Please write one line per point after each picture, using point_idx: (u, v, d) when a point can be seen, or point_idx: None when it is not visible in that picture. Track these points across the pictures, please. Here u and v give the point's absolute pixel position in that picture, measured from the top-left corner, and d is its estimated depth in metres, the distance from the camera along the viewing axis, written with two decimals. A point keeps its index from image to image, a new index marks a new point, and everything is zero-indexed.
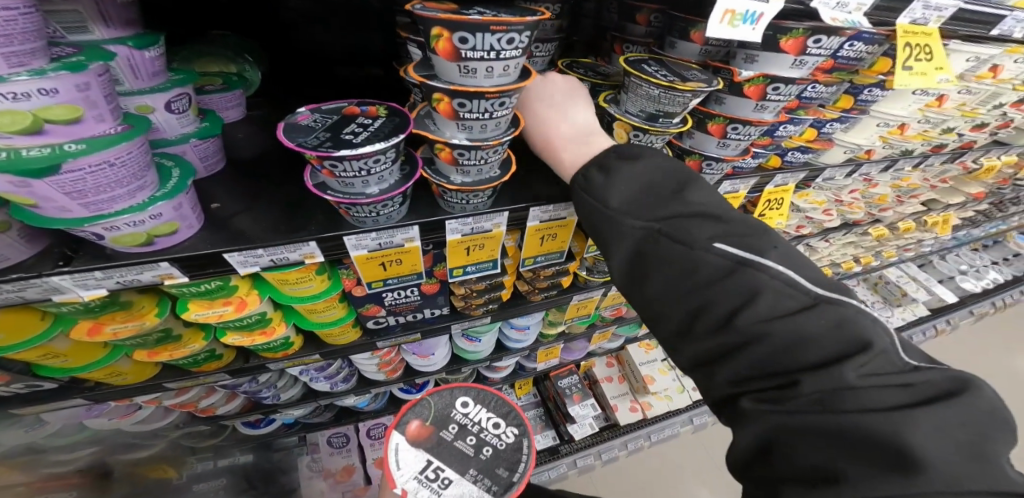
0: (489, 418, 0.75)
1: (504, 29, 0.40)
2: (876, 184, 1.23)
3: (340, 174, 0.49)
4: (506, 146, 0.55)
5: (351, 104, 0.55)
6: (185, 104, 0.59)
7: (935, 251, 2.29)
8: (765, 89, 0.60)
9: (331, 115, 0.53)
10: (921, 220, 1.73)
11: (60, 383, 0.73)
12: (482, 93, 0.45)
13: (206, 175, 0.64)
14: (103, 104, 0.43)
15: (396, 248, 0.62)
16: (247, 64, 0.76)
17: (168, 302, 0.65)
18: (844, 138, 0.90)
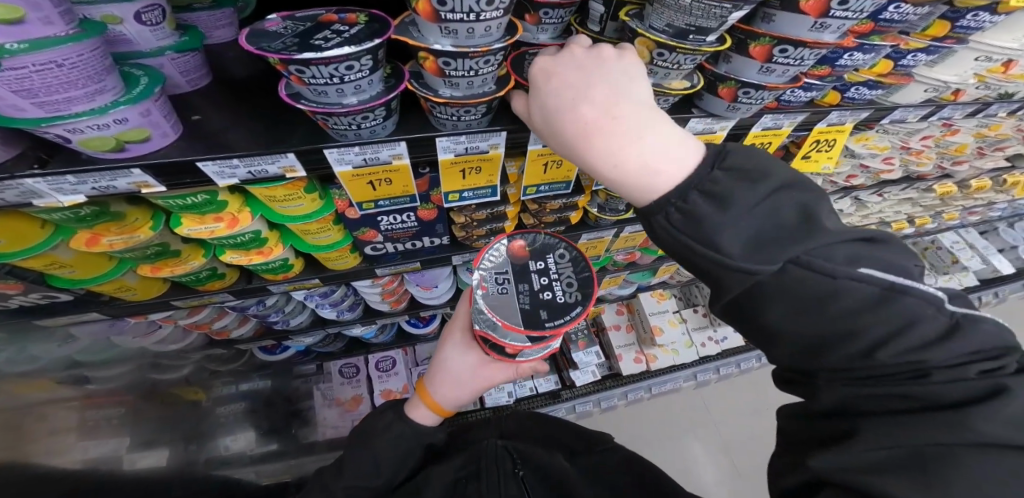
0: (568, 278, 0.70)
1: None
2: (958, 131, 1.03)
3: (311, 81, 0.43)
4: (500, 57, 0.47)
5: (329, 13, 0.47)
6: (159, 15, 0.51)
7: (1004, 215, 2.02)
8: (829, 3, 0.48)
9: (304, 22, 0.46)
10: (999, 179, 1.50)
11: (75, 295, 0.79)
12: None
13: (189, 90, 0.60)
14: (47, 4, 0.36)
15: (383, 165, 0.57)
16: None
17: (162, 216, 0.66)
18: (926, 74, 0.75)
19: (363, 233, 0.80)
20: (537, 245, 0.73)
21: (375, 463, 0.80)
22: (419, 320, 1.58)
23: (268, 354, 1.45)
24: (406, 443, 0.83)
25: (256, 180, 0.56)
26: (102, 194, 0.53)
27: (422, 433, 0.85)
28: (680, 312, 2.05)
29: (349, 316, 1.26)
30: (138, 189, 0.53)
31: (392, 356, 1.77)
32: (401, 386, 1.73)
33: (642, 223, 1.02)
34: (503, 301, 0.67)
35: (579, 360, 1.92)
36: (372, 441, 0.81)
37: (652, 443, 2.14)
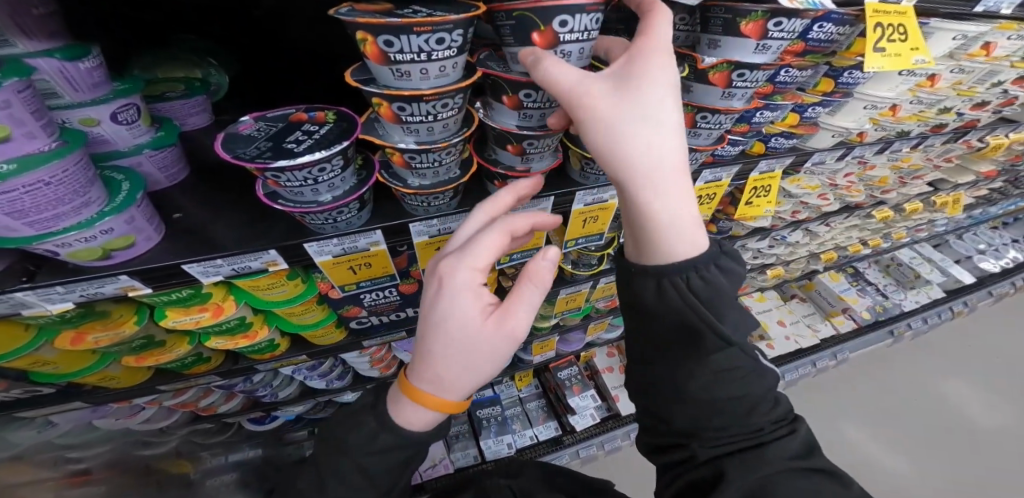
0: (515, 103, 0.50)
1: (430, 29, 0.36)
2: (872, 166, 1.16)
3: (285, 184, 0.47)
4: (460, 146, 0.53)
5: (298, 109, 0.51)
6: (135, 113, 0.55)
7: (949, 230, 2.18)
8: (554, 32, 0.43)
9: (276, 122, 0.49)
10: (929, 201, 1.64)
11: (57, 388, 0.78)
12: (420, 96, 0.42)
13: (168, 184, 0.63)
14: (31, 121, 0.40)
15: (363, 252, 0.62)
16: (213, 68, 0.73)
17: (147, 309, 0.68)
18: (830, 122, 0.85)
19: (347, 309, 0.83)
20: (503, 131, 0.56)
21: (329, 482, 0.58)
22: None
23: (257, 424, 1.35)
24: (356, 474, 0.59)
25: (239, 275, 0.59)
26: (89, 299, 0.55)
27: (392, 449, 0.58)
28: None
29: (338, 385, 1.25)
30: (125, 292, 0.55)
31: None
32: None
33: (614, 272, 1.08)
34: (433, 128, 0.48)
35: (576, 404, 1.92)
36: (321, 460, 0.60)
37: None
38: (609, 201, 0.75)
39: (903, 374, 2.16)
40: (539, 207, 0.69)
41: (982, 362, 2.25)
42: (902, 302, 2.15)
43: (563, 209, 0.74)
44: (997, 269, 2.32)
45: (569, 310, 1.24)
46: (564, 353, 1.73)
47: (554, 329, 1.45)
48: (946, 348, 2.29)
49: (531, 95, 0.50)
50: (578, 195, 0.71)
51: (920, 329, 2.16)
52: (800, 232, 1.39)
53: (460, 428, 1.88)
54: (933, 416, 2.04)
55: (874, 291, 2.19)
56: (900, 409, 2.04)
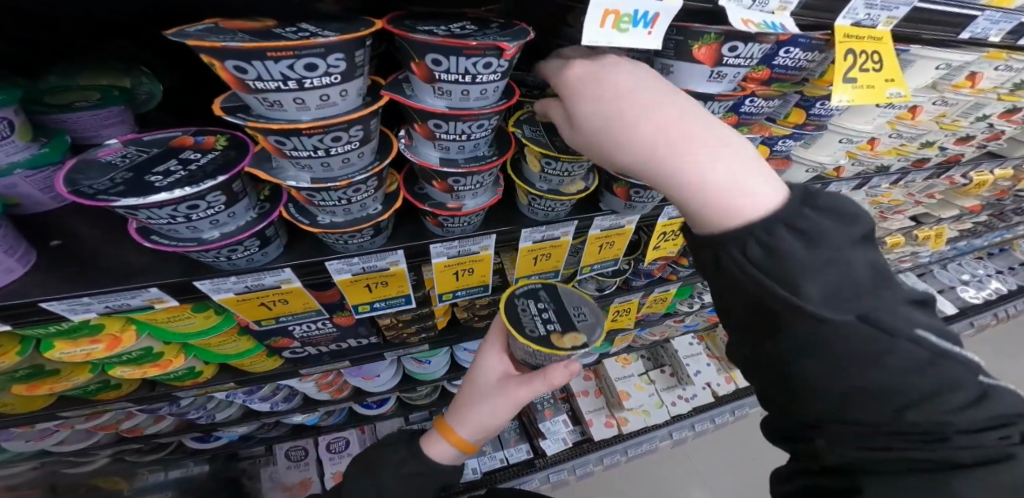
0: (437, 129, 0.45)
1: (292, 54, 0.30)
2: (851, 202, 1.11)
3: (151, 222, 0.41)
4: (371, 182, 0.46)
5: (183, 134, 0.46)
6: (7, 127, 0.48)
7: (931, 261, 2.17)
8: (428, 68, 0.39)
9: (150, 147, 0.44)
10: (912, 234, 1.62)
11: None
12: (296, 129, 0.35)
13: (54, 205, 0.57)
14: None
15: (272, 289, 0.55)
16: (143, 76, 0.65)
17: (35, 339, 0.61)
18: (803, 155, 0.82)
19: (276, 340, 0.75)
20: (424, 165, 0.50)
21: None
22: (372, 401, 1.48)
23: (200, 442, 1.23)
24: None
25: (116, 312, 0.51)
26: None
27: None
28: (647, 374, 2.03)
29: (284, 407, 1.15)
30: None
31: (346, 436, 1.64)
32: None
33: None
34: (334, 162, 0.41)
35: (546, 429, 1.83)
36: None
37: None
38: (562, 238, 0.69)
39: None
40: (481, 244, 0.63)
41: None
42: None
43: (510, 244, 0.68)
44: (979, 300, 2.30)
45: None
46: None
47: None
48: None
49: (442, 125, 0.44)
50: (526, 231, 0.64)
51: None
52: None
53: None
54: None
55: None
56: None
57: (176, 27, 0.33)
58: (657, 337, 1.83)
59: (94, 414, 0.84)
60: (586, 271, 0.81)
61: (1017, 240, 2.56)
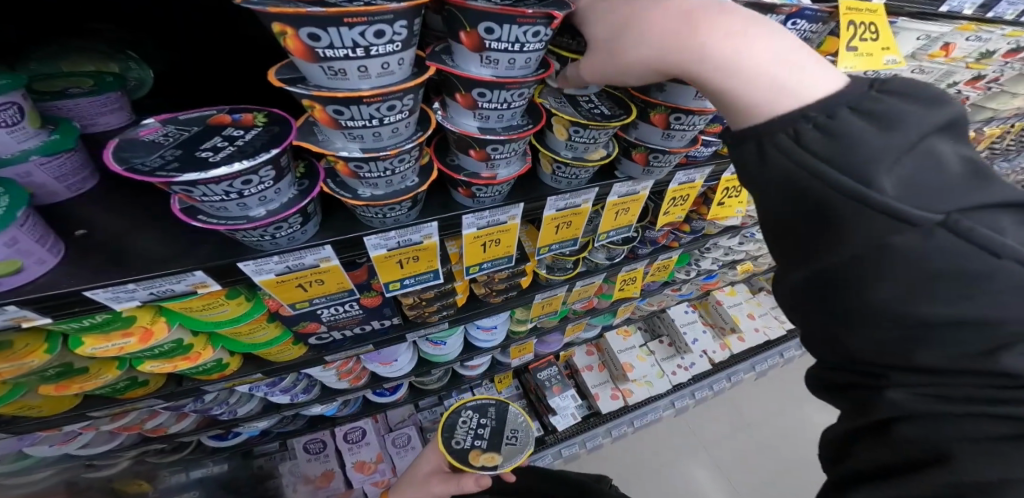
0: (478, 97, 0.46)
1: (365, 20, 0.31)
2: None
3: (202, 199, 0.41)
4: (414, 153, 0.47)
5: (219, 113, 0.45)
6: (17, 113, 0.47)
7: None
8: (480, 37, 0.40)
9: (190, 126, 0.43)
10: None
11: None
12: (359, 97, 0.36)
13: (69, 195, 0.55)
14: None
15: (310, 269, 0.56)
16: (131, 61, 0.64)
17: (60, 336, 0.61)
18: None
19: (303, 325, 0.76)
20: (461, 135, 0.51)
21: None
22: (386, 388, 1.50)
23: (218, 440, 1.21)
24: None
25: (159, 298, 0.51)
26: None
27: None
28: (647, 345, 2.10)
29: (304, 399, 1.16)
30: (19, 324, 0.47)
31: (362, 427, 1.69)
32: (375, 456, 1.64)
33: (590, 275, 1.05)
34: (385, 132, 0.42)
35: (557, 405, 1.87)
36: None
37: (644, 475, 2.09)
38: (583, 205, 0.71)
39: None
40: (509, 214, 0.64)
41: None
42: None
43: (534, 214, 0.69)
44: None
45: (546, 314, 1.21)
46: (542, 354, 1.70)
47: (531, 331, 1.42)
48: None
49: (486, 94, 0.45)
50: (551, 200, 0.66)
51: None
52: None
53: None
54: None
55: None
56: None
57: None
58: (655, 309, 1.89)
59: (119, 413, 0.83)
60: (603, 238, 0.83)
61: None
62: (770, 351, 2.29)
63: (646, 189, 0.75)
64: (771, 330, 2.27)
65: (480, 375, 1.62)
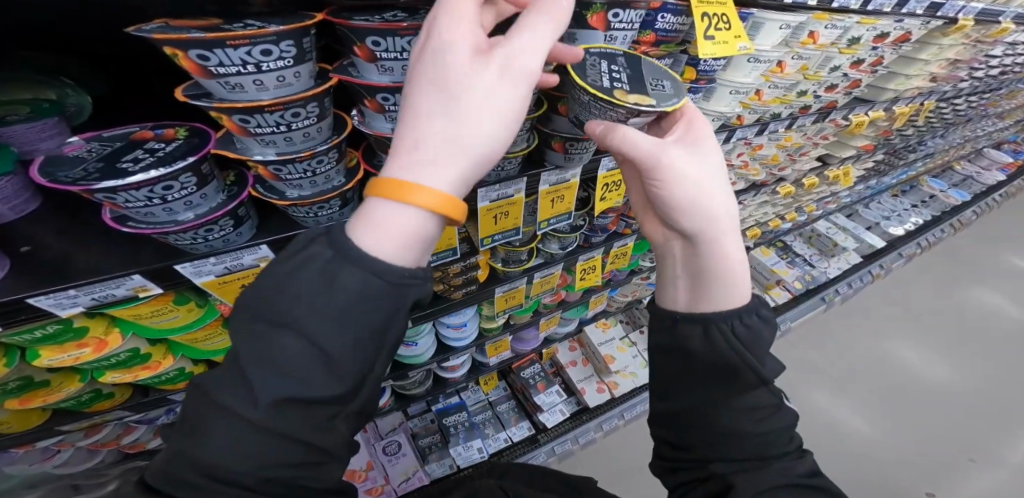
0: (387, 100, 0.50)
1: (248, 41, 0.35)
2: (760, 146, 1.27)
3: (127, 205, 0.44)
4: (333, 154, 0.51)
5: (143, 129, 0.49)
6: None
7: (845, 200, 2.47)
8: (370, 50, 0.45)
9: (113, 142, 0.47)
10: (823, 175, 1.83)
11: None
12: (259, 107, 0.40)
13: (14, 216, 0.58)
14: None
15: (251, 269, 0.60)
16: (68, 88, 0.68)
17: (17, 351, 0.63)
18: (707, 107, 0.93)
19: None
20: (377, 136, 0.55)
21: (322, 351, 0.40)
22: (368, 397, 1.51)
23: None
24: (350, 319, 0.40)
25: (103, 305, 0.55)
26: None
27: (377, 324, 0.42)
28: (628, 337, 2.13)
29: None
30: None
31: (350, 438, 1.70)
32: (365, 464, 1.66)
33: (547, 266, 1.11)
34: (295, 135, 0.46)
35: (542, 402, 1.92)
36: (300, 313, 0.40)
37: (638, 467, 2.11)
38: (516, 195, 0.76)
39: (837, 341, 2.64)
40: None
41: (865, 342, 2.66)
42: (826, 269, 2.65)
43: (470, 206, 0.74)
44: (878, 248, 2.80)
45: (512, 309, 1.24)
46: (521, 352, 1.73)
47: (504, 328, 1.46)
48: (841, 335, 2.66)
49: (390, 98, 0.50)
50: (482, 191, 0.71)
51: (840, 296, 2.69)
52: None
53: (431, 439, 1.82)
54: (864, 376, 2.48)
55: (802, 261, 2.70)
56: (840, 375, 2.47)
57: (134, 26, 0.37)
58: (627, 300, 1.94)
59: (90, 428, 0.85)
60: (545, 227, 0.88)
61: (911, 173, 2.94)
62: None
63: (576, 176, 0.81)
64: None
65: (462, 376, 1.65)
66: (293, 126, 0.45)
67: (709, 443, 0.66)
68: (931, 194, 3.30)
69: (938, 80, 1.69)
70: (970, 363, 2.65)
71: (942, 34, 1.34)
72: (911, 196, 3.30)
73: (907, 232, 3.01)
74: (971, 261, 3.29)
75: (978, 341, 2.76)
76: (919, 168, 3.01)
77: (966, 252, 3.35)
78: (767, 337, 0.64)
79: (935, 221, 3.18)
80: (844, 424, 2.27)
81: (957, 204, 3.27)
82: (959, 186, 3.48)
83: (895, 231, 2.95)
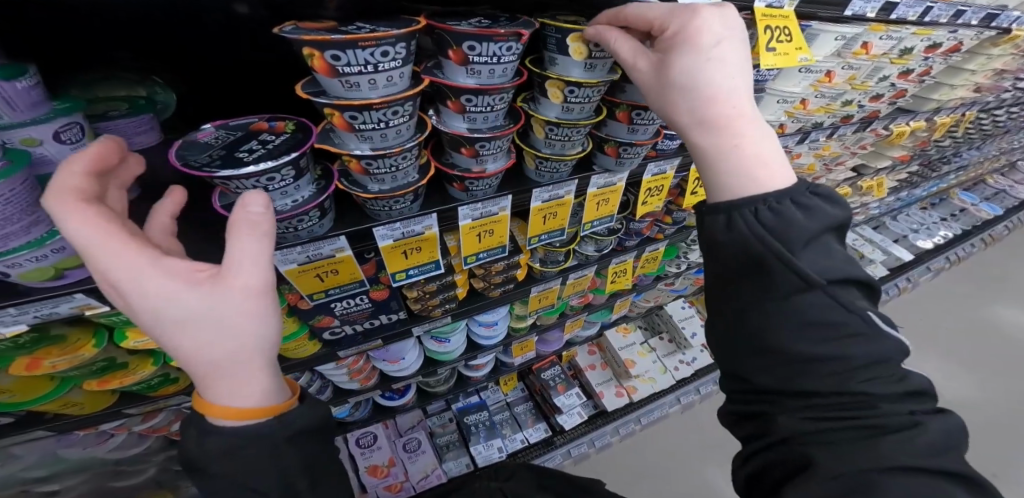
0: (469, 101, 0.54)
1: (375, 43, 0.40)
2: (799, 155, 1.28)
3: (236, 190, 0.50)
4: (416, 151, 0.55)
5: (260, 120, 0.55)
6: (77, 133, 0.55)
7: (871, 212, 2.46)
8: (465, 53, 0.49)
9: (236, 131, 0.53)
10: (856, 185, 1.84)
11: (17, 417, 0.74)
12: (369, 104, 0.45)
13: None
14: (29, 205, 0.45)
15: (328, 258, 0.64)
16: (157, 86, 0.73)
17: (105, 332, 0.68)
18: None
19: (318, 318, 0.83)
20: (451, 135, 0.59)
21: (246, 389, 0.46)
22: (394, 392, 1.56)
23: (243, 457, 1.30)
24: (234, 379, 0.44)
25: None
26: (44, 321, 0.54)
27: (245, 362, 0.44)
28: (647, 342, 2.15)
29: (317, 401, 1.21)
30: (82, 311, 0.55)
31: (373, 432, 1.73)
32: (387, 459, 1.69)
33: (581, 268, 1.13)
34: (390, 131, 0.50)
35: (563, 403, 1.93)
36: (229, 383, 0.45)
37: (653, 475, 2.11)
38: (565, 196, 0.79)
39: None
40: (498, 205, 0.72)
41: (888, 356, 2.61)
42: None
43: (522, 205, 0.78)
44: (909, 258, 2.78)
45: (543, 308, 1.27)
46: (545, 353, 1.75)
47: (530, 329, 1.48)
48: None
49: (473, 99, 0.54)
50: (536, 191, 0.75)
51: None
52: None
53: (451, 437, 1.85)
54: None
55: None
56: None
57: (277, 30, 0.43)
58: (651, 305, 1.96)
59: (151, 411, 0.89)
60: (588, 228, 0.91)
61: (942, 185, 2.91)
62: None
63: (622, 180, 0.84)
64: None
65: (485, 375, 1.68)
66: (389, 123, 0.49)
67: (770, 379, 0.57)
68: (962, 208, 3.25)
69: (980, 92, 1.68)
70: (1000, 383, 2.59)
71: (993, 45, 1.36)
72: (941, 209, 3.25)
73: (935, 246, 2.97)
74: (1001, 278, 3.22)
75: (1008, 361, 2.70)
76: (950, 181, 2.97)
77: (996, 269, 3.28)
78: (803, 224, 0.54)
79: (965, 235, 3.13)
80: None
81: (989, 219, 3.21)
82: (992, 200, 3.41)
83: (924, 244, 2.91)
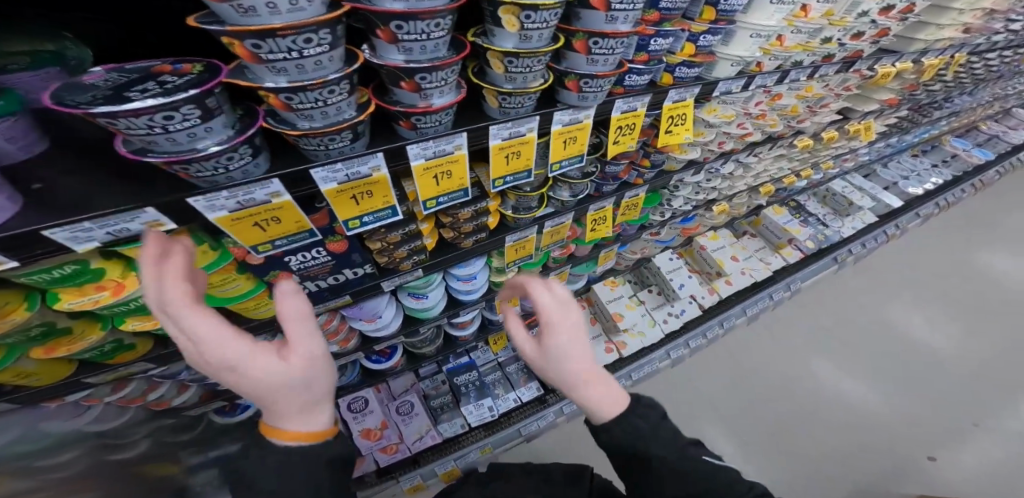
0: (402, 27, 0.47)
1: None
2: (780, 96, 1.23)
3: (135, 134, 0.43)
4: (346, 85, 0.49)
5: (162, 64, 0.48)
6: None
7: (856, 160, 2.44)
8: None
9: (132, 73, 0.46)
10: (844, 129, 1.78)
11: None
12: (271, 31, 0.39)
13: (25, 156, 0.57)
14: None
15: (264, 204, 0.58)
16: (69, 42, 0.62)
17: (38, 295, 0.63)
18: (726, 51, 0.90)
19: (272, 275, 0.78)
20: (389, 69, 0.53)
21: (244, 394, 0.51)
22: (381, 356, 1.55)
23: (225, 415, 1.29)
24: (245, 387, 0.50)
25: (118, 239, 0.55)
26: None
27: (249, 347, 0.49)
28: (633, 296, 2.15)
29: None
30: None
31: (364, 396, 1.73)
32: (379, 423, 1.71)
33: (558, 215, 1.10)
34: (306, 61, 0.44)
35: None
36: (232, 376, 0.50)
37: None
38: (527, 135, 0.74)
39: (840, 308, 2.66)
40: (453, 143, 0.67)
41: (869, 307, 2.68)
42: (839, 229, 2.61)
43: (481, 145, 0.71)
44: (882, 213, 2.81)
45: (521, 260, 1.24)
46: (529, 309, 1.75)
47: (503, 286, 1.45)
48: (846, 306, 2.65)
49: (404, 26, 0.47)
50: (493, 128, 0.69)
51: (850, 257, 2.67)
52: (730, 164, 1.48)
53: (443, 399, 1.85)
54: (878, 353, 2.47)
55: (814, 221, 2.66)
56: (848, 343, 2.50)
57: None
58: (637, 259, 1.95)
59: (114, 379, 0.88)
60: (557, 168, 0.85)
61: (932, 130, 2.85)
62: (757, 295, 2.33)
63: (589, 116, 0.78)
64: (755, 271, 2.32)
65: (471, 334, 1.68)
66: (302, 51, 0.42)
67: None
68: (953, 153, 3.21)
69: (974, 28, 1.60)
70: (975, 326, 2.68)
71: None
72: (931, 156, 3.22)
73: (924, 192, 2.95)
74: (981, 222, 3.26)
75: (984, 304, 2.78)
76: (943, 127, 2.91)
77: (977, 214, 3.32)
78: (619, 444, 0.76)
79: (953, 181, 3.12)
80: (845, 388, 2.31)
81: (980, 164, 3.19)
82: (983, 147, 3.37)
83: (914, 192, 2.89)
